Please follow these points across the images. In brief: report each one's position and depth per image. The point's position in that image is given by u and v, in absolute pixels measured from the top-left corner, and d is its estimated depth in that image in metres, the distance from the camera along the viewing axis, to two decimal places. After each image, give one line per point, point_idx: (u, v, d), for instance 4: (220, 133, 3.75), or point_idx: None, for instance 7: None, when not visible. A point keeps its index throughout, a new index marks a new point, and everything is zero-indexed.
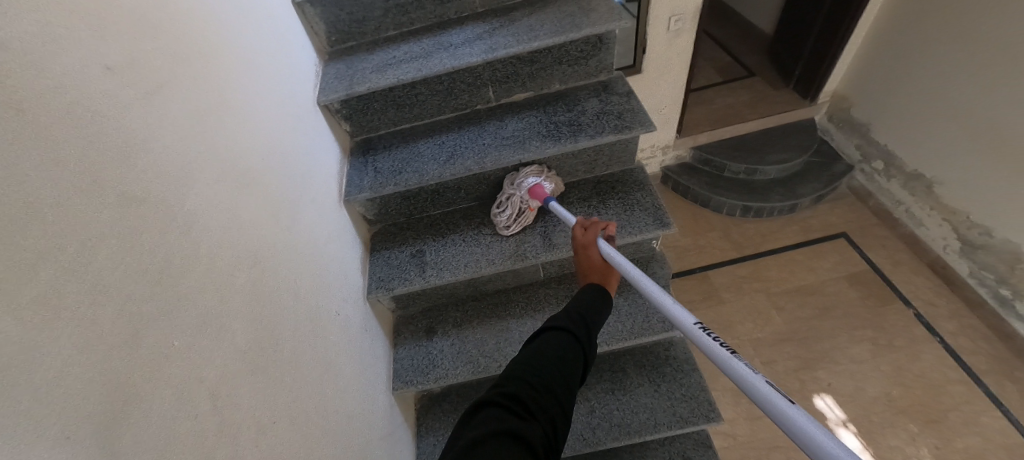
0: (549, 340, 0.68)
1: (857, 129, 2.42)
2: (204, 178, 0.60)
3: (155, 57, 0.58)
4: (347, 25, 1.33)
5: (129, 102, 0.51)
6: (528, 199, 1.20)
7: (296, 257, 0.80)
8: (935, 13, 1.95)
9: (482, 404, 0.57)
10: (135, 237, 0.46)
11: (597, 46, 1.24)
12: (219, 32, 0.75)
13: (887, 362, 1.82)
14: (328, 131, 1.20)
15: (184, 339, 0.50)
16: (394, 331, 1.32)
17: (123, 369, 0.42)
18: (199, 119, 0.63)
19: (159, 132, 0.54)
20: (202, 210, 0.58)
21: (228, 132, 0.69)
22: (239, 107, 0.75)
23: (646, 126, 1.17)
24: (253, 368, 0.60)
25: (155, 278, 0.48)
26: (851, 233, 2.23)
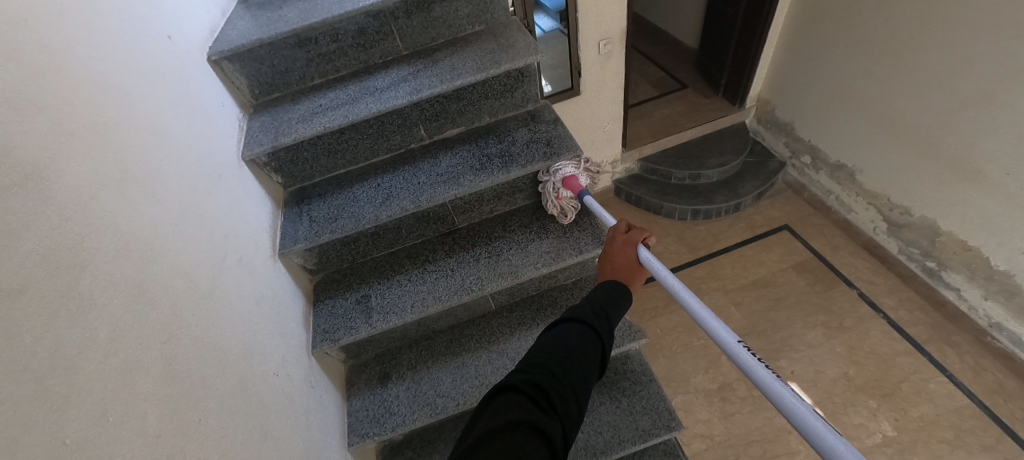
0: (570, 333, 0.71)
1: (782, 128, 2.60)
2: (98, 257, 0.57)
3: (36, 138, 0.55)
4: (270, 78, 1.32)
5: (6, 188, 0.48)
6: (561, 189, 1.22)
7: (220, 324, 0.77)
8: (829, 20, 2.16)
9: (506, 391, 0.60)
10: (14, 332, 0.43)
11: (520, 79, 1.28)
12: (116, 103, 0.73)
13: (841, 343, 1.92)
14: (256, 185, 1.18)
15: (79, 434, 0.46)
16: (347, 382, 1.28)
17: None
18: (91, 196, 0.60)
19: (41, 217, 0.51)
20: (97, 293, 0.55)
21: (129, 204, 0.67)
22: (143, 177, 0.72)
23: (573, 151, 1.21)
24: (170, 453, 0.57)
25: (39, 374, 0.45)
26: (792, 224, 2.37)
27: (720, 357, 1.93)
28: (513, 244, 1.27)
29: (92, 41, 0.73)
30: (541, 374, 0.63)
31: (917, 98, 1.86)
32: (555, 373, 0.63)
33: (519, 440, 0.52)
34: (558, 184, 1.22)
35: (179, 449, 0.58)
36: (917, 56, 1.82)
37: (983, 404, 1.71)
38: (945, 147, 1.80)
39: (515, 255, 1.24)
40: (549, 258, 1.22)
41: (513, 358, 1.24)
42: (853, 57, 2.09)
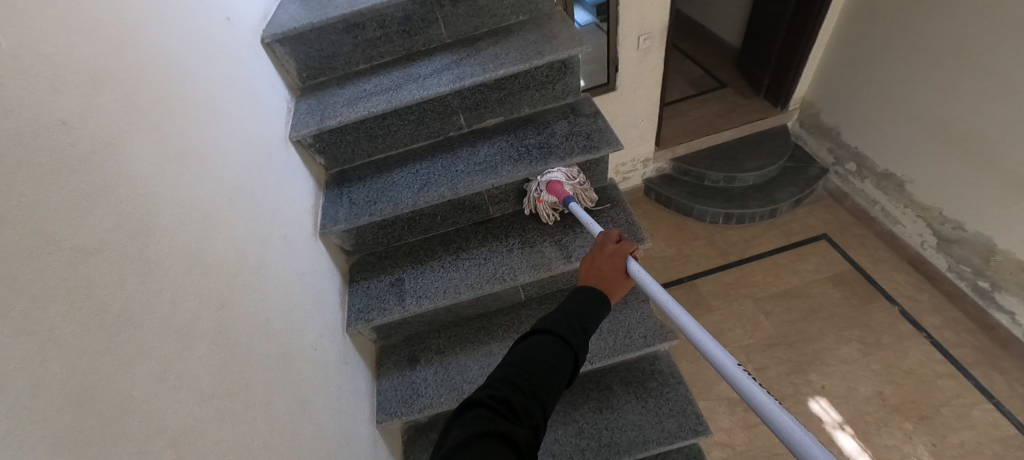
0: (539, 344, 0.69)
1: (827, 133, 2.50)
2: (164, 225, 0.60)
3: (113, 110, 0.58)
4: (317, 61, 1.35)
5: (84, 155, 0.51)
6: (541, 192, 1.23)
7: (267, 299, 0.80)
8: (887, 21, 2.06)
9: (472, 405, 0.60)
10: (89, 290, 0.46)
11: (562, 70, 1.27)
12: (182, 80, 0.77)
13: (876, 360, 1.84)
14: (301, 166, 1.21)
15: (144, 389, 0.49)
16: (377, 361, 1.31)
17: (80, 424, 0.41)
18: (159, 167, 0.63)
19: (113, 183, 0.54)
20: (164, 259, 0.58)
21: (191, 177, 0.70)
22: (203, 151, 0.76)
23: (613, 145, 1.19)
24: (223, 415, 0.60)
25: (113, 331, 0.47)
26: (831, 234, 2.28)
27: (746, 366, 1.88)
28: (546, 237, 1.27)
29: (161, 20, 0.77)
30: (509, 387, 0.62)
31: (979, 108, 1.76)
32: (523, 385, 0.62)
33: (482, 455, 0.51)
34: (541, 186, 1.22)
35: (228, 414, 0.61)
36: (981, 63, 1.72)
37: None
38: (1005, 161, 1.70)
39: (547, 248, 1.24)
40: (581, 253, 1.21)
41: None
42: (910, 61, 1.99)
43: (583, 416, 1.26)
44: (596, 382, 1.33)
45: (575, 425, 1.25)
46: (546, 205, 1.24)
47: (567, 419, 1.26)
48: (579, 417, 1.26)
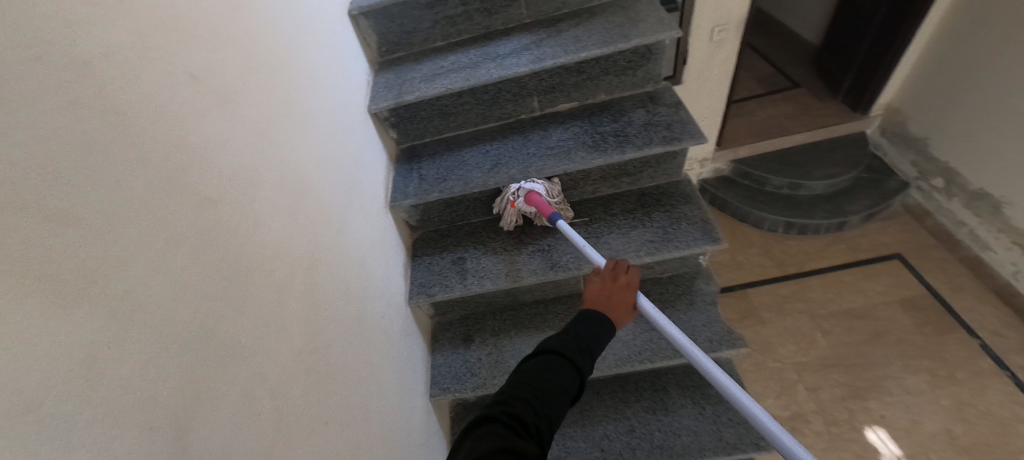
0: (546, 363, 0.67)
1: (914, 144, 2.27)
2: (268, 183, 0.65)
3: (229, 74, 0.63)
4: (397, 37, 1.36)
5: (207, 113, 0.56)
6: (518, 198, 1.19)
7: (349, 261, 0.85)
8: (1000, 22, 1.85)
9: (482, 420, 0.57)
10: (210, 242, 0.52)
11: (645, 56, 1.22)
12: (281, 43, 0.81)
13: (947, 395, 1.64)
14: (376, 138, 1.23)
15: (250, 337, 0.56)
16: (432, 336, 1.33)
17: (197, 360, 0.47)
18: (263, 124, 0.68)
19: (230, 138, 0.59)
20: (265, 213, 0.63)
21: (289, 138, 0.74)
22: (298, 113, 0.79)
23: (696, 138, 1.13)
24: (306, 368, 0.66)
25: (226, 280, 0.53)
26: (905, 254, 2.06)
27: (796, 385, 1.72)
28: (614, 229, 1.23)
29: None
30: (520, 405, 0.59)
31: None
32: (533, 402, 0.60)
33: None
34: (523, 191, 1.18)
35: (311, 367, 0.67)
36: None
37: None
38: None
39: (615, 240, 1.20)
40: (653, 247, 1.16)
41: None
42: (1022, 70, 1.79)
43: (634, 414, 1.24)
44: (650, 382, 1.29)
45: (626, 422, 1.23)
46: (513, 210, 1.21)
47: (618, 416, 1.24)
48: (631, 415, 1.24)
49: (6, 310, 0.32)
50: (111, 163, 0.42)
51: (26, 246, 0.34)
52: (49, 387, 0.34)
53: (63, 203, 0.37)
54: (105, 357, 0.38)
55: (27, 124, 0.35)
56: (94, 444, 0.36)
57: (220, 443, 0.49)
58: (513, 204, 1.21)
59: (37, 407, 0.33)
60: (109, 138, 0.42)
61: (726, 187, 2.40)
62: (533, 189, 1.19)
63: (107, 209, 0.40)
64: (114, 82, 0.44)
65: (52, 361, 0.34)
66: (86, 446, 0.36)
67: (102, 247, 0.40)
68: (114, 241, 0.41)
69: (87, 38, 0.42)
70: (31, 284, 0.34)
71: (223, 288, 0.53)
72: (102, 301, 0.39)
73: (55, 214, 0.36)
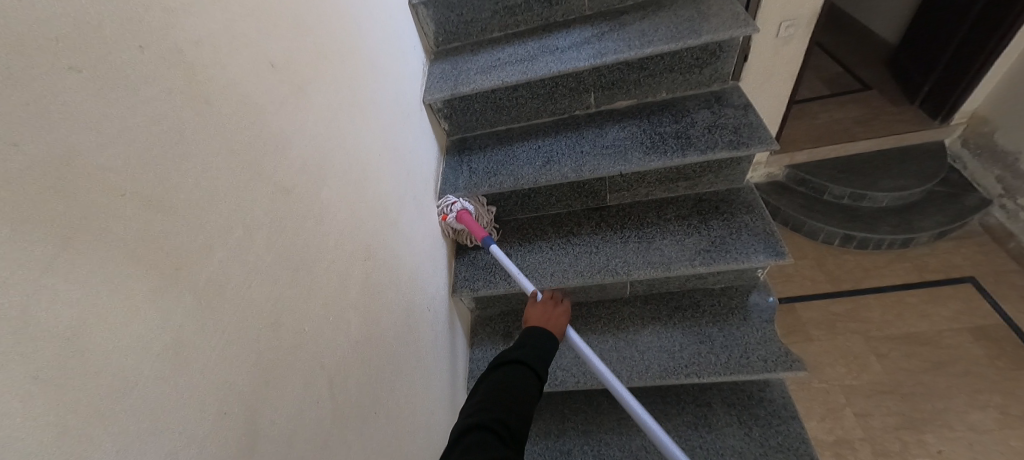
0: (510, 372, 0.75)
1: (1001, 158, 2.05)
2: (335, 171, 0.67)
3: (300, 62, 0.63)
4: (455, 26, 1.34)
5: (283, 99, 0.57)
6: (451, 213, 1.18)
7: (398, 251, 0.87)
8: None
9: (472, 429, 0.64)
10: (283, 230, 0.53)
11: (715, 53, 1.15)
12: (346, 29, 0.81)
13: (1018, 436, 1.48)
14: (429, 129, 1.23)
15: (313, 327, 0.56)
16: (471, 330, 1.35)
17: (268, 349, 0.48)
18: (331, 111, 0.69)
19: (302, 126, 0.60)
20: (331, 201, 0.65)
21: (351, 126, 0.75)
22: (358, 102, 0.80)
23: (765, 144, 1.06)
24: (362, 361, 0.66)
25: (295, 268, 0.54)
26: (980, 279, 1.87)
27: (844, 409, 1.61)
28: (667, 235, 1.18)
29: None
30: (500, 410, 0.67)
31: None
32: (511, 408, 0.68)
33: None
34: (457, 206, 1.18)
35: (367, 359, 0.68)
36: None
37: None
38: None
39: (667, 247, 1.15)
40: (708, 257, 1.11)
41: (642, 351, 1.19)
42: None
43: (675, 427, 1.20)
44: (694, 396, 1.25)
45: (666, 435, 1.19)
46: (442, 223, 1.20)
47: (659, 428, 1.21)
48: (671, 428, 1.20)
49: (96, 287, 0.33)
50: (200, 150, 0.43)
51: (118, 229, 0.35)
52: (138, 372, 0.35)
53: (155, 186, 0.38)
54: (188, 342, 0.39)
55: (127, 109, 0.36)
56: (181, 425, 0.37)
57: (286, 432, 0.49)
58: (443, 217, 1.19)
59: (128, 388, 0.34)
60: (198, 124, 0.43)
61: (780, 194, 2.26)
62: (466, 207, 1.19)
63: (194, 194, 0.41)
64: (203, 66, 0.45)
65: (146, 344, 0.36)
66: (174, 426, 0.37)
67: (188, 231, 0.40)
68: (198, 227, 0.41)
69: (179, 20, 0.43)
70: (122, 261, 0.35)
71: (294, 275, 0.54)
72: (188, 286, 0.40)
73: (145, 200, 0.37)
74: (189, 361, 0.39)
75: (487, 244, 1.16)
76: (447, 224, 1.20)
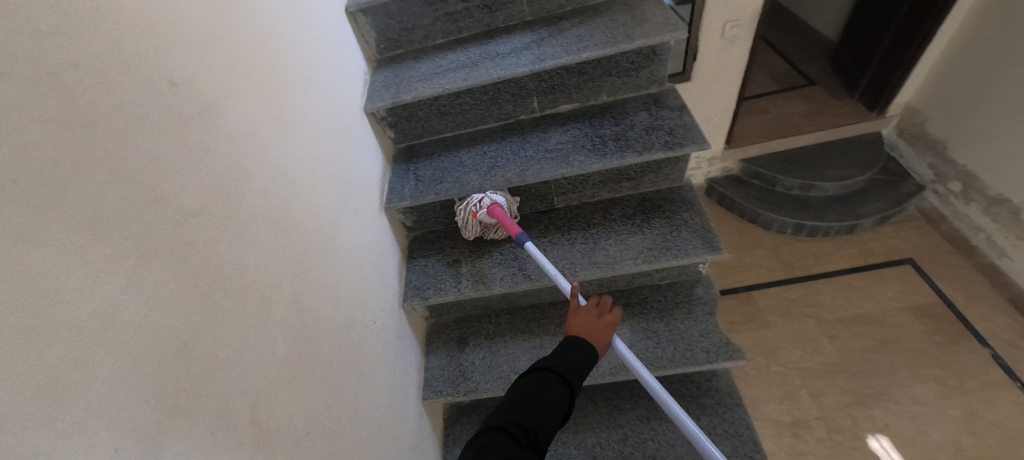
0: (539, 380, 0.74)
1: (932, 146, 2.18)
2: (256, 188, 0.65)
3: (212, 77, 0.61)
4: (396, 34, 1.33)
5: (190, 117, 0.55)
6: (481, 209, 1.16)
7: (336, 266, 0.86)
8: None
9: (489, 430, 0.66)
10: (188, 254, 0.51)
11: (650, 57, 1.18)
12: (268, 41, 0.79)
13: (956, 406, 1.59)
14: (373, 138, 1.22)
15: (230, 350, 0.55)
16: (427, 339, 1.34)
17: (171, 378, 0.46)
18: (248, 125, 0.67)
19: (212, 143, 0.58)
20: (254, 219, 0.64)
21: (275, 140, 0.74)
22: (284, 115, 0.78)
23: (698, 144, 1.10)
24: (293, 380, 0.66)
25: (207, 292, 0.53)
26: (918, 260, 1.99)
27: (800, 390, 1.69)
28: (611, 235, 1.21)
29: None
30: (520, 416, 0.67)
31: None
32: (533, 417, 0.68)
33: None
34: (487, 202, 1.16)
35: (299, 377, 0.67)
36: None
37: None
38: None
39: (612, 247, 1.18)
40: (650, 256, 1.14)
41: None
42: None
43: (629, 422, 1.22)
44: (646, 390, 1.28)
45: (620, 430, 1.22)
46: (473, 220, 1.18)
47: (613, 424, 1.23)
48: (625, 423, 1.23)
49: None
50: (78, 177, 0.41)
51: None
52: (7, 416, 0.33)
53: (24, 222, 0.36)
54: (67, 380, 0.37)
55: None
56: None
57: None
58: (474, 214, 1.18)
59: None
60: (78, 149, 0.41)
61: (736, 187, 2.34)
62: (496, 202, 1.17)
63: (72, 224, 0.40)
64: (81, 87, 0.43)
65: (15, 386, 0.34)
66: None
67: (66, 264, 0.39)
68: (77, 258, 0.40)
69: (55, 41, 0.41)
70: None
71: (207, 299, 0.53)
72: (65, 321, 0.38)
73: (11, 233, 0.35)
74: (67, 401, 0.37)
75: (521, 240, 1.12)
76: (479, 220, 1.19)
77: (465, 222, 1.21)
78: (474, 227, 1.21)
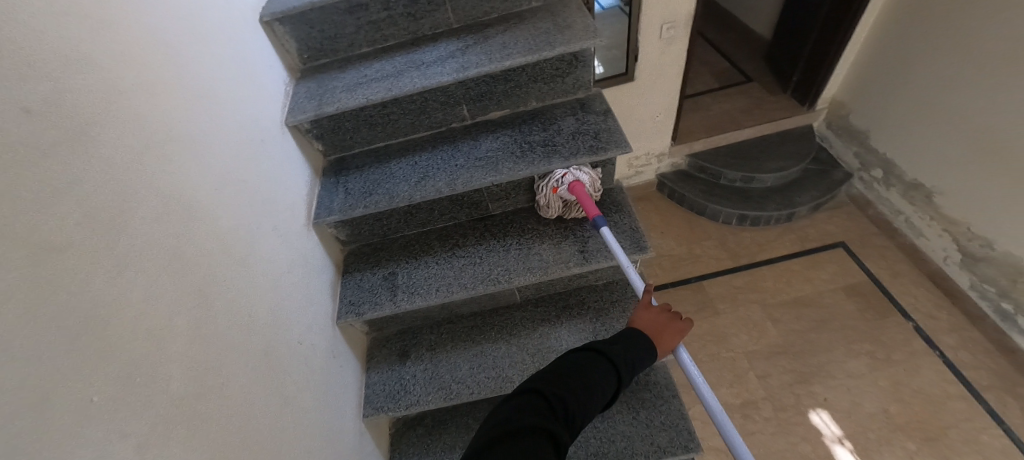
0: (587, 360, 0.75)
1: (856, 136, 2.30)
2: (136, 220, 0.63)
3: (79, 103, 0.59)
4: (319, 43, 1.30)
5: (50, 149, 0.53)
6: (562, 184, 1.15)
7: (246, 292, 0.83)
8: (927, 20, 1.88)
9: (526, 392, 0.66)
10: (47, 295, 0.49)
11: (573, 63, 1.21)
12: (151, 59, 0.75)
13: (885, 377, 1.71)
14: (296, 153, 1.18)
15: (106, 391, 0.53)
16: (368, 354, 1.31)
17: (31, 426, 0.44)
18: (124, 154, 0.64)
19: (79, 173, 0.56)
20: (137, 252, 0.61)
21: (161, 166, 0.70)
22: (173, 137, 0.74)
23: (622, 148, 1.13)
24: (191, 415, 0.64)
25: (74, 334, 0.51)
26: (849, 243, 2.12)
27: (748, 373, 1.78)
28: (544, 240, 1.23)
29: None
30: (564, 390, 0.68)
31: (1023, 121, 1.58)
32: (577, 394, 0.68)
33: (526, 429, 0.58)
34: (571, 179, 1.14)
35: (201, 412, 0.66)
36: None
37: None
38: None
39: (546, 251, 1.20)
40: (581, 258, 1.16)
41: (531, 354, 1.22)
42: (949, 67, 1.81)
43: None
44: None
45: None
46: (554, 195, 1.17)
47: None
48: None
49: None
50: None
51: None
52: None
53: None
54: None
55: None
56: None
57: None
58: (555, 190, 1.17)
59: None
60: None
61: (684, 182, 2.40)
62: (577, 180, 1.16)
63: None
64: None
65: None
66: None
67: None
68: None
69: None
70: None
71: (74, 342, 0.50)
72: None
73: None
74: None
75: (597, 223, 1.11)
76: (559, 196, 1.18)
77: (544, 196, 1.20)
78: (553, 204, 1.20)
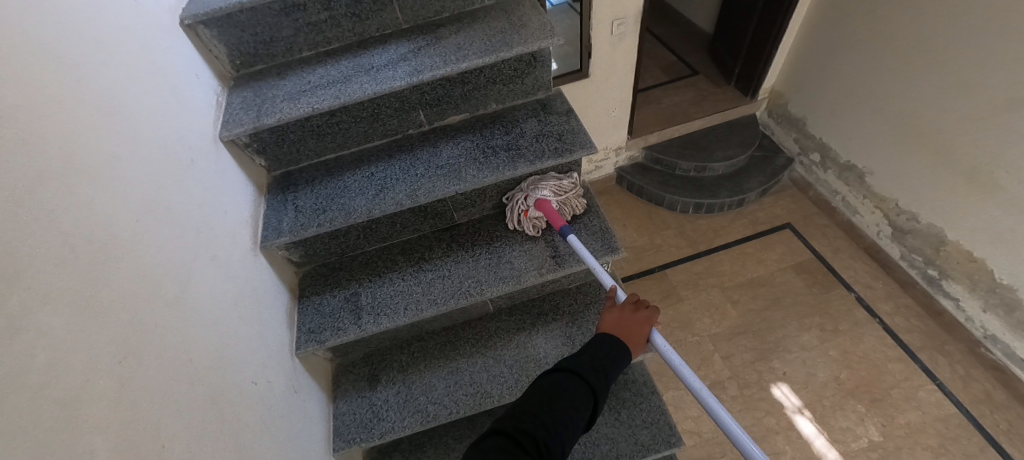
0: (557, 381, 0.72)
1: (794, 124, 2.41)
2: (35, 268, 0.53)
3: None
4: (252, 47, 1.18)
5: None
6: (529, 206, 1.15)
7: (183, 337, 0.74)
8: (849, 11, 1.97)
9: (490, 434, 0.62)
10: None
11: (532, 64, 1.17)
12: (32, 72, 0.62)
13: (835, 346, 1.80)
14: (234, 171, 1.07)
15: None
16: (334, 382, 1.22)
17: None
18: (9, 193, 0.53)
19: None
20: (38, 303, 0.52)
21: (62, 204, 0.60)
22: (77, 168, 0.64)
23: (587, 148, 1.11)
24: None
25: None
26: (794, 224, 2.22)
27: (713, 355, 1.82)
28: (515, 246, 1.18)
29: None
30: (531, 424, 0.64)
31: (938, 106, 1.69)
32: (547, 424, 0.65)
33: None
34: (532, 200, 1.14)
35: None
36: (945, 64, 1.63)
37: (969, 414, 1.61)
38: (959, 155, 1.66)
39: (517, 259, 1.15)
40: (554, 264, 1.13)
41: (509, 366, 1.18)
42: (873, 56, 1.91)
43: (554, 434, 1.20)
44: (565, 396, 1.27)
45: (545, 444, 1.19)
46: (526, 219, 1.17)
47: None
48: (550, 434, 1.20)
49: None
50: None
51: None
52: None
53: None
54: None
55: None
56: None
57: None
58: (524, 213, 1.17)
59: None
60: None
61: (640, 174, 2.43)
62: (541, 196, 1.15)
63: None
64: None
65: None
66: None
67: None
68: None
69: None
70: None
71: None
72: None
73: None
74: None
75: (564, 233, 1.12)
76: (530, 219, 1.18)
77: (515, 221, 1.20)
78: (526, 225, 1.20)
